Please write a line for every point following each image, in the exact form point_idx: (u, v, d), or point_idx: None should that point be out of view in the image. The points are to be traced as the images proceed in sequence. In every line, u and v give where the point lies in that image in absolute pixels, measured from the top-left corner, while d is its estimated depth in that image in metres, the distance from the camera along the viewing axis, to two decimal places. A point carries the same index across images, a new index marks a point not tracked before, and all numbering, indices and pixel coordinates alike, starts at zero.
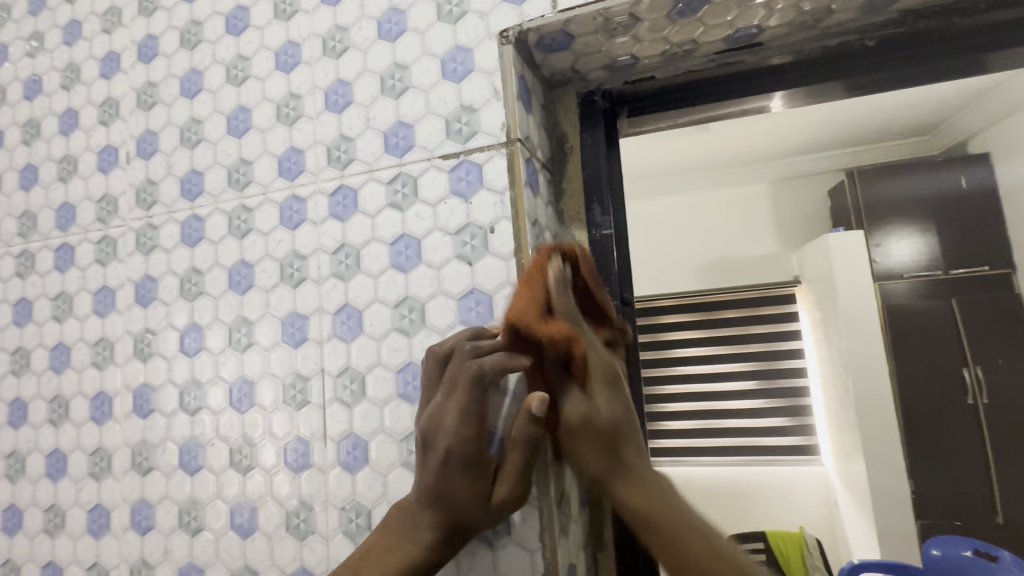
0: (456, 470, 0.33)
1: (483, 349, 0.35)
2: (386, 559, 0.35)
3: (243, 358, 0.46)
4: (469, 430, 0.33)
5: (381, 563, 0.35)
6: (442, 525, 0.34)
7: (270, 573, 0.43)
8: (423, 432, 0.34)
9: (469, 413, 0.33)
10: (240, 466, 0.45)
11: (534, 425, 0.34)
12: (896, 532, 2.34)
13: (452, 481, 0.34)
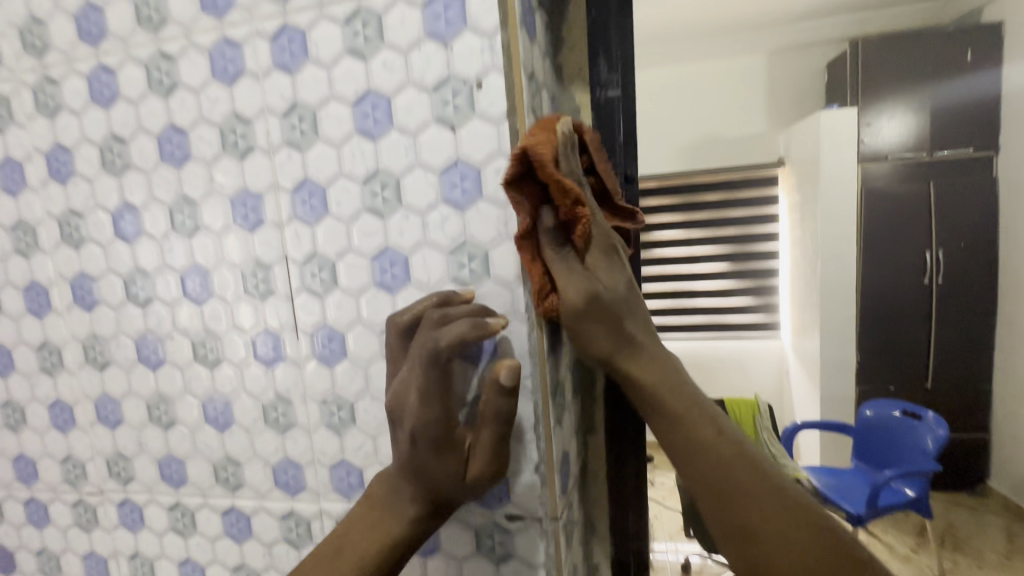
0: (425, 448, 0.32)
1: (449, 318, 0.32)
2: (369, 533, 0.34)
3: (192, 244, 0.40)
4: (431, 412, 0.32)
5: (366, 537, 0.34)
6: (420, 497, 0.34)
7: (254, 463, 0.42)
8: (390, 408, 0.33)
9: (429, 391, 0.31)
10: (206, 360, 0.41)
11: (506, 400, 0.32)
12: (838, 394, 2.55)
13: (423, 457, 0.33)
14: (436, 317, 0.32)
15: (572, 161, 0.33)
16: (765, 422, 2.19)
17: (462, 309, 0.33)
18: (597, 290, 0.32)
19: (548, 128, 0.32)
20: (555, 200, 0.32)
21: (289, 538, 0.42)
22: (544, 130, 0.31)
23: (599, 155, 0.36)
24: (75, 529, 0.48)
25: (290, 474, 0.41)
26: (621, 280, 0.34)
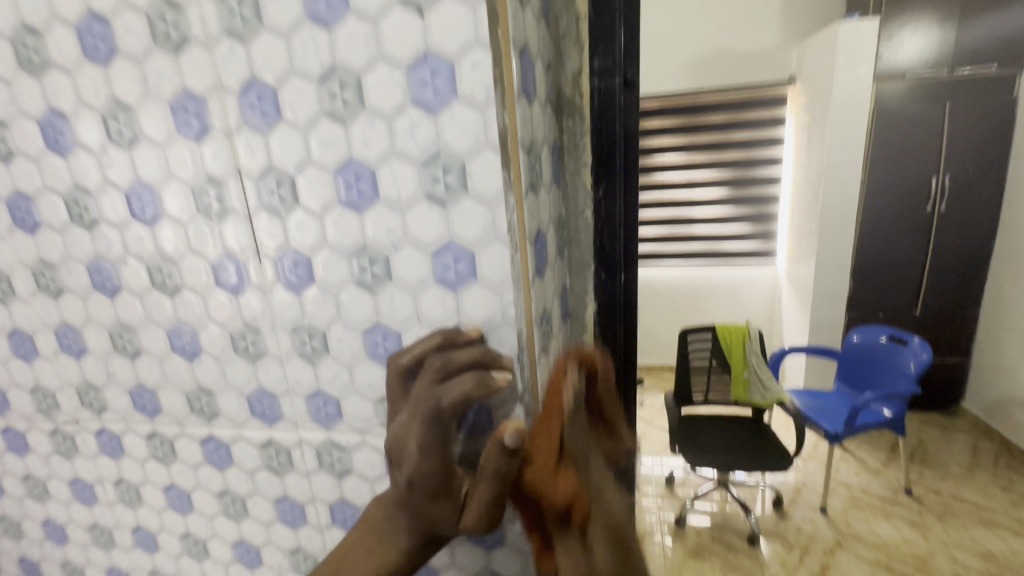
0: (422, 494, 0.33)
1: (451, 371, 0.33)
2: (367, 557, 0.36)
3: (134, 159, 0.37)
4: (429, 463, 0.32)
5: (364, 559, 0.36)
6: (417, 531, 0.36)
7: (228, 394, 0.43)
8: (390, 446, 0.35)
9: (427, 446, 0.32)
10: (165, 287, 0.41)
11: (509, 462, 0.32)
12: (827, 321, 2.58)
13: (421, 504, 0.34)
14: (442, 368, 0.33)
15: (575, 435, 0.36)
16: (755, 349, 2.18)
17: (465, 358, 0.34)
18: (594, 563, 0.33)
19: (557, 405, 0.35)
20: (554, 481, 0.33)
21: (293, 459, 0.44)
22: (547, 417, 0.35)
23: (605, 386, 0.41)
24: (57, 457, 0.51)
25: (266, 404, 0.43)
26: (619, 540, 0.34)
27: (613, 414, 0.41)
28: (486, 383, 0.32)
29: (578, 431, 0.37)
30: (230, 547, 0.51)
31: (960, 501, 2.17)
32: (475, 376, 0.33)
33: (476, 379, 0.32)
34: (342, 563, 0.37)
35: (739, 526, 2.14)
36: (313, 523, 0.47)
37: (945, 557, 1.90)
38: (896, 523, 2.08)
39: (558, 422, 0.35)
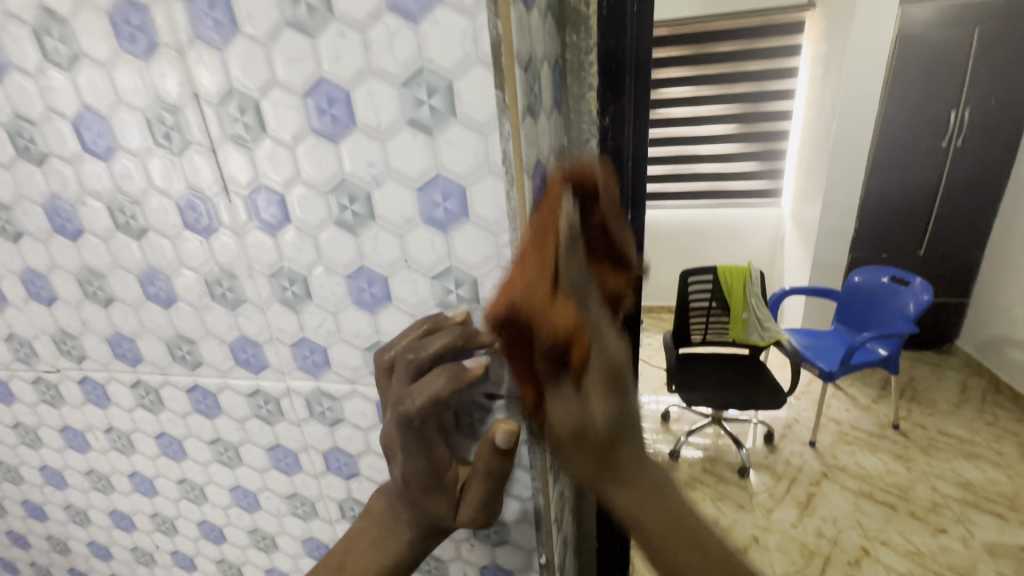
0: (417, 492, 0.31)
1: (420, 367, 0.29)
2: (371, 549, 0.34)
3: (182, 163, 0.32)
4: (417, 462, 0.30)
5: (366, 552, 0.34)
6: (417, 523, 0.33)
7: (294, 400, 0.39)
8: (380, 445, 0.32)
9: (410, 448, 0.29)
10: (225, 300, 0.36)
11: (500, 457, 0.29)
12: (828, 263, 2.59)
13: (416, 498, 0.32)
14: (412, 356, 0.30)
15: (576, 260, 0.26)
16: (756, 290, 2.17)
17: (435, 349, 0.29)
18: (589, 422, 0.26)
19: (552, 224, 0.25)
20: (548, 311, 0.24)
21: (323, 458, 0.41)
22: (535, 244, 0.25)
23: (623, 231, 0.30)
24: (113, 452, 0.48)
25: (327, 406, 0.38)
26: (623, 411, 0.27)
27: (628, 243, 0.31)
28: (455, 379, 0.28)
29: (578, 262, 0.26)
30: (243, 533, 0.49)
31: (944, 436, 2.30)
32: (449, 372, 0.28)
33: (450, 376, 0.28)
34: (345, 557, 0.35)
35: (731, 459, 2.24)
36: (336, 518, 0.44)
37: (926, 486, 2.05)
38: (882, 455, 2.21)
39: (556, 242, 0.25)
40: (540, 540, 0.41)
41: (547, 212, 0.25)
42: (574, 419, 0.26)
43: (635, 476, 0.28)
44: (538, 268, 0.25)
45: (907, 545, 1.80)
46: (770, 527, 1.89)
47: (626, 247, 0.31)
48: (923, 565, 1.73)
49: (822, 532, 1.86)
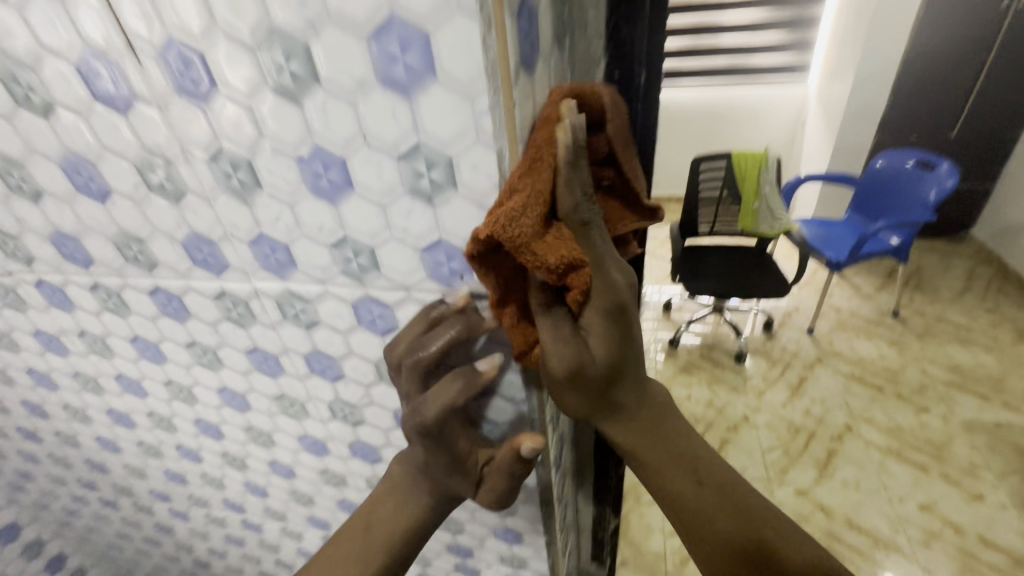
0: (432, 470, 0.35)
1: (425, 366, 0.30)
2: (396, 512, 0.36)
3: (69, 11, 0.25)
4: (436, 455, 0.33)
5: (392, 512, 0.37)
6: (437, 497, 0.36)
7: (263, 302, 0.35)
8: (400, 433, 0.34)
9: (430, 446, 0.33)
10: (164, 191, 0.31)
11: (518, 460, 0.34)
12: (850, 145, 2.42)
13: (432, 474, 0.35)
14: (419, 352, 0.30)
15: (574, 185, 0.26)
16: (769, 176, 2.05)
17: (435, 351, 0.30)
18: (585, 352, 0.28)
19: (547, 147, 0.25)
20: (540, 246, 0.24)
21: (305, 361, 0.39)
22: (528, 173, 0.24)
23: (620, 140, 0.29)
24: (94, 355, 0.46)
25: (299, 308, 0.35)
26: (622, 344, 0.29)
27: (637, 196, 0.31)
28: (470, 386, 0.31)
29: (578, 185, 0.26)
30: (239, 431, 0.49)
31: (942, 322, 2.33)
32: (461, 380, 0.31)
33: (463, 385, 0.31)
34: (372, 516, 0.37)
35: (729, 346, 2.30)
36: (327, 418, 0.43)
37: (915, 370, 2.12)
38: (877, 341, 2.27)
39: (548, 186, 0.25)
40: None
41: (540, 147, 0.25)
42: (571, 355, 0.27)
43: (631, 414, 0.31)
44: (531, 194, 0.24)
45: (889, 422, 1.91)
46: (761, 408, 2.00)
47: (634, 185, 0.31)
48: (901, 440, 1.84)
49: (809, 412, 1.97)
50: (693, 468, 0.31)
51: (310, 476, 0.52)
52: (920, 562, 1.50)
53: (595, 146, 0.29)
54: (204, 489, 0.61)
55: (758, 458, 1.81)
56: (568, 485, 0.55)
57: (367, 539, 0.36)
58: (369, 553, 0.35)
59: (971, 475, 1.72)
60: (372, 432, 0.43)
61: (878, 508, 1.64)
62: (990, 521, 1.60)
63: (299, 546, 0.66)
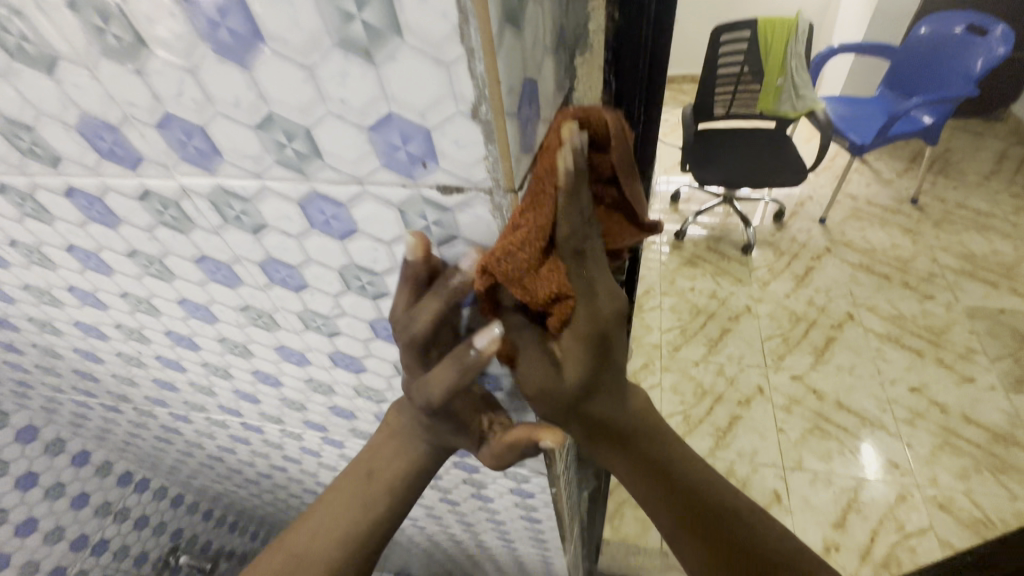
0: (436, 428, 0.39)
1: (420, 340, 0.29)
2: (395, 457, 0.41)
3: None
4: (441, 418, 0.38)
5: (391, 459, 0.41)
6: (433, 443, 0.41)
7: (195, 203, 0.30)
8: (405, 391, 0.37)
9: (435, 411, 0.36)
10: (30, 58, 0.24)
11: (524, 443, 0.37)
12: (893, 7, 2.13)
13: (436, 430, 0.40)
14: (408, 335, 0.30)
15: (574, 223, 0.24)
16: (797, 49, 1.81)
17: (425, 327, 0.29)
18: (558, 377, 0.31)
19: (551, 181, 0.23)
20: (531, 280, 0.25)
21: (261, 269, 0.34)
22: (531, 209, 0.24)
23: (624, 159, 0.26)
24: (36, 267, 0.41)
25: (239, 209, 0.29)
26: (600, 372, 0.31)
27: (639, 201, 0.29)
28: (470, 367, 0.30)
29: (580, 215, 0.24)
30: (213, 342, 0.46)
31: (962, 208, 2.23)
32: (459, 359, 0.30)
33: (460, 363, 0.30)
34: (371, 465, 0.40)
35: (736, 238, 2.24)
36: (300, 329, 0.40)
37: (926, 258, 2.07)
38: (891, 229, 2.19)
39: (544, 226, 0.24)
40: None
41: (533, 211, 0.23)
42: (541, 378, 0.31)
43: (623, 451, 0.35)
44: (527, 241, 0.24)
45: (891, 310, 1.91)
46: (764, 298, 1.99)
47: (636, 203, 0.28)
48: (901, 328, 1.85)
49: (812, 302, 1.96)
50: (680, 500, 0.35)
51: (295, 384, 0.50)
52: (902, 438, 1.58)
53: (599, 170, 0.27)
54: (196, 395, 0.60)
55: (756, 346, 1.84)
56: None
57: (371, 482, 0.39)
58: (374, 493, 0.39)
59: (965, 360, 1.75)
60: (349, 344, 0.40)
61: (869, 391, 1.69)
62: (976, 401, 1.65)
63: (301, 444, 0.68)
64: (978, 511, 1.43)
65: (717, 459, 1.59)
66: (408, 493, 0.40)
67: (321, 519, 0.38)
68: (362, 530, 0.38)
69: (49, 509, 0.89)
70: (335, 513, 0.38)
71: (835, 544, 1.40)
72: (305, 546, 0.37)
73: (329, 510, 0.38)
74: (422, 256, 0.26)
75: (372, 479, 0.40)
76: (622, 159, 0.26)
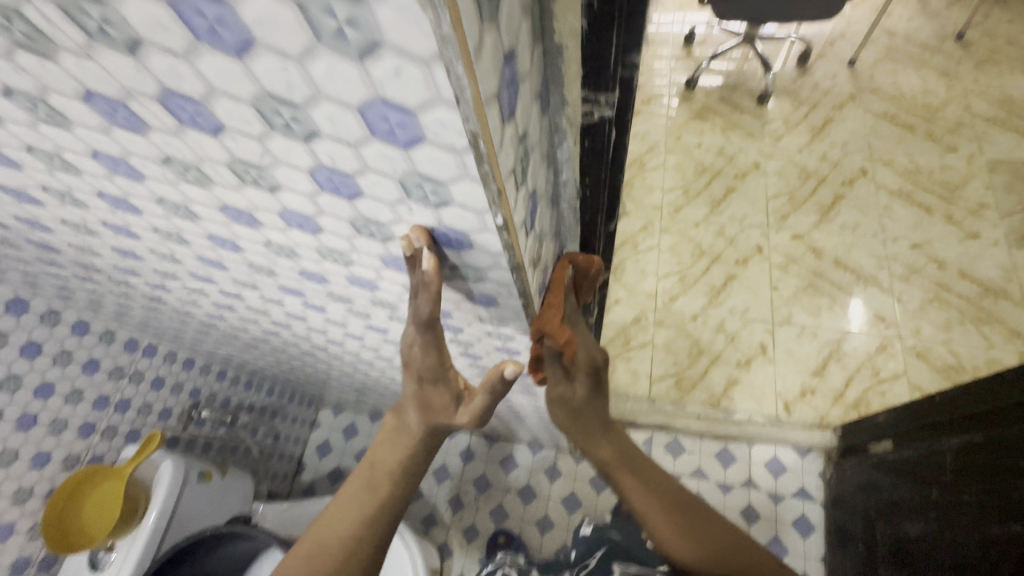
0: (433, 374, 0.54)
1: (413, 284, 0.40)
2: (391, 449, 0.60)
3: None
4: (430, 357, 0.52)
5: (388, 451, 0.60)
6: (422, 429, 0.59)
7: (37, 8, 0.22)
8: (406, 359, 0.54)
9: (426, 342, 0.50)
10: None
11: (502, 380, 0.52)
12: None
13: (427, 390, 0.56)
14: (412, 285, 0.40)
15: (573, 314, 0.54)
16: None
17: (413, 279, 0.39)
18: (570, 387, 0.59)
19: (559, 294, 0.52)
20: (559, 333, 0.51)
21: (162, 107, 0.27)
22: (555, 307, 0.51)
23: (588, 286, 0.58)
24: None
25: (96, 15, 0.22)
26: (594, 384, 0.61)
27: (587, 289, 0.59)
28: (427, 284, 0.39)
29: (574, 315, 0.55)
30: (153, 204, 0.41)
31: (1010, 48, 2.00)
32: (423, 287, 0.39)
33: (425, 288, 0.39)
34: (374, 460, 0.61)
35: (753, 86, 2.03)
36: (236, 185, 0.34)
37: (958, 106, 1.89)
38: (926, 73, 1.98)
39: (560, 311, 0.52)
40: (492, 201, 0.29)
41: (558, 298, 0.52)
42: (565, 388, 0.60)
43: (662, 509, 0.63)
44: (554, 316, 0.51)
45: (909, 164, 1.80)
46: (775, 154, 1.87)
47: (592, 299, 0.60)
48: (914, 183, 1.76)
49: (826, 156, 1.84)
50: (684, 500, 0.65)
51: (257, 249, 0.46)
52: (894, 293, 1.61)
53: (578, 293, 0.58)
54: (162, 264, 0.57)
55: (760, 205, 1.78)
56: (545, 248, 0.48)
57: (373, 473, 0.60)
58: (375, 483, 0.59)
59: (974, 216, 1.70)
60: (296, 200, 0.35)
61: (870, 250, 1.67)
62: (976, 258, 1.64)
63: (284, 310, 0.67)
64: (953, 359, 1.49)
65: (708, 316, 1.63)
66: (402, 483, 0.60)
67: (341, 509, 0.59)
68: (367, 513, 0.58)
69: (62, 374, 0.94)
70: (353, 501, 0.59)
71: (811, 389, 1.50)
72: (330, 533, 0.57)
73: (348, 499, 0.59)
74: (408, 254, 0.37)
75: (376, 477, 0.60)
76: (588, 280, 0.58)
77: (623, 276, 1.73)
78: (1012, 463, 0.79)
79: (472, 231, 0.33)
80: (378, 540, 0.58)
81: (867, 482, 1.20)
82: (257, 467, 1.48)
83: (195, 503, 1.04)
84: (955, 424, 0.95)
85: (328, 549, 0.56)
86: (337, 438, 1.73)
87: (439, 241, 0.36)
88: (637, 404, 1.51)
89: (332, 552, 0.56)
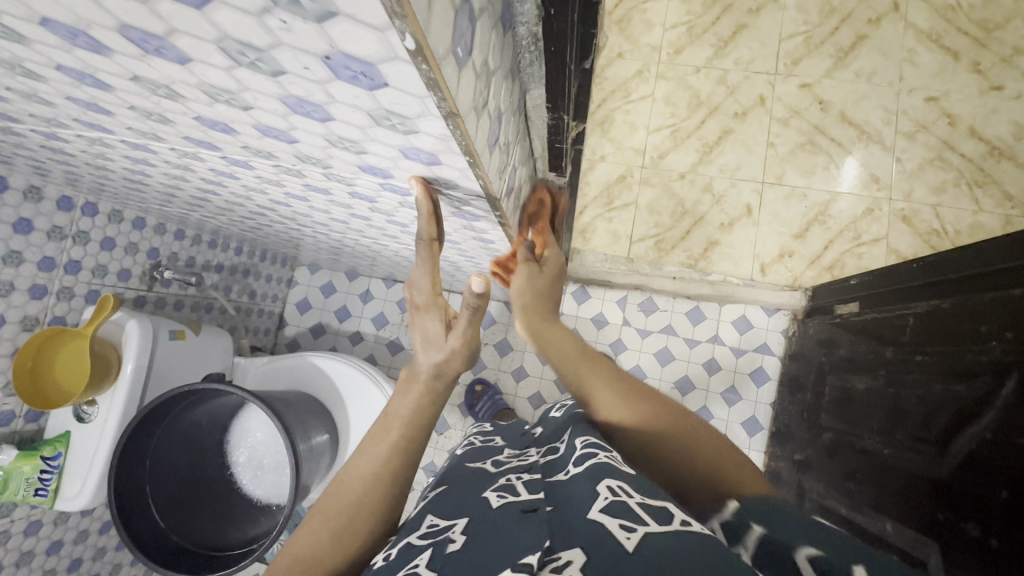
0: (426, 299, 0.58)
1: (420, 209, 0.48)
2: (403, 393, 0.61)
3: None
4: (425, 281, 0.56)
5: (401, 396, 0.61)
6: (430, 362, 0.60)
7: None
8: (408, 292, 0.59)
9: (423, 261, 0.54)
10: None
11: (478, 296, 0.55)
12: None
13: (421, 318, 0.60)
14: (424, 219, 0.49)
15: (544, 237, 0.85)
16: None
17: (421, 205, 0.48)
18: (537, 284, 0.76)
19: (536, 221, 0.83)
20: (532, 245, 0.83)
21: None
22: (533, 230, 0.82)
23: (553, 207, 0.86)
24: None
25: None
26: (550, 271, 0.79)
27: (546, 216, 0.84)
28: (423, 199, 0.47)
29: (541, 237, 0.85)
30: None
31: None
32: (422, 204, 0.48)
33: (424, 205, 0.48)
34: (389, 408, 0.61)
35: None
36: None
37: None
38: None
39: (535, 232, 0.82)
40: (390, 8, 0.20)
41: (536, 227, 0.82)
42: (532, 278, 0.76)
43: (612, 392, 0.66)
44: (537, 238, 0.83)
45: None
46: None
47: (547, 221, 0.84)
48: (949, 22, 1.55)
49: None
50: (630, 388, 0.67)
51: (130, 88, 0.36)
52: (894, 152, 1.51)
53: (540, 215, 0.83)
54: (35, 106, 0.46)
55: (771, 47, 1.57)
56: (498, 88, 0.39)
57: (387, 419, 0.60)
58: (391, 424, 0.59)
59: (1004, 64, 1.52)
60: (130, 11, 0.25)
61: (881, 102, 1.53)
62: (991, 113, 1.51)
63: (209, 166, 0.58)
64: (937, 223, 1.47)
65: (696, 175, 1.55)
66: (416, 426, 0.59)
67: (358, 457, 0.58)
68: (387, 453, 0.57)
69: None
70: (369, 447, 0.58)
71: (789, 252, 1.48)
72: (343, 479, 0.56)
73: (367, 448, 0.58)
74: (419, 182, 0.45)
75: (389, 422, 0.60)
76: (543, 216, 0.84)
77: (610, 129, 1.59)
78: (973, 327, 0.79)
79: (379, 63, 0.25)
80: (397, 484, 0.56)
81: (826, 338, 1.26)
82: (236, 324, 1.50)
83: (171, 359, 1.05)
84: (925, 287, 0.94)
85: (345, 494, 0.55)
86: (315, 295, 1.73)
87: (342, 76, 0.27)
88: (614, 266, 1.51)
89: (351, 491, 0.55)
